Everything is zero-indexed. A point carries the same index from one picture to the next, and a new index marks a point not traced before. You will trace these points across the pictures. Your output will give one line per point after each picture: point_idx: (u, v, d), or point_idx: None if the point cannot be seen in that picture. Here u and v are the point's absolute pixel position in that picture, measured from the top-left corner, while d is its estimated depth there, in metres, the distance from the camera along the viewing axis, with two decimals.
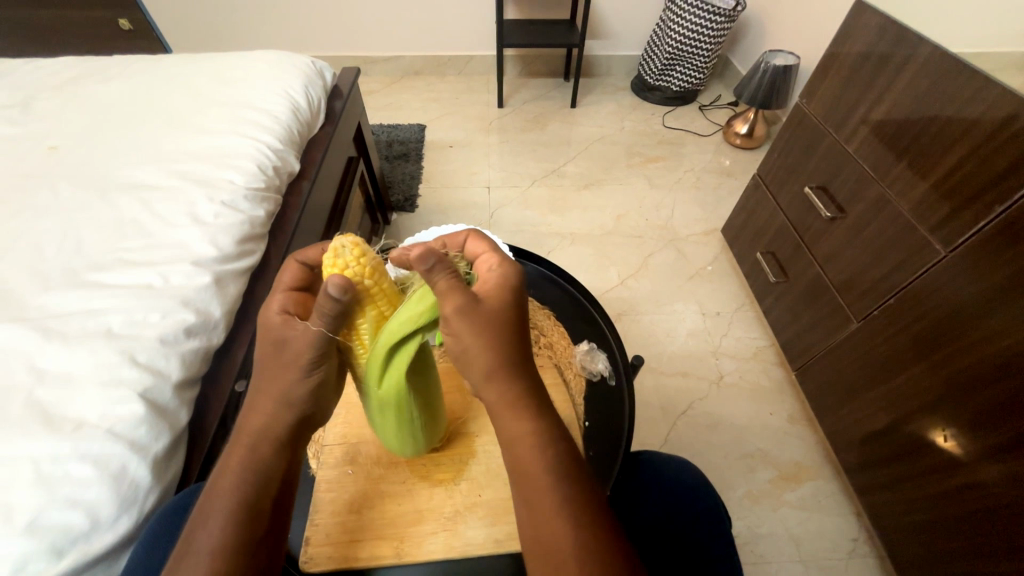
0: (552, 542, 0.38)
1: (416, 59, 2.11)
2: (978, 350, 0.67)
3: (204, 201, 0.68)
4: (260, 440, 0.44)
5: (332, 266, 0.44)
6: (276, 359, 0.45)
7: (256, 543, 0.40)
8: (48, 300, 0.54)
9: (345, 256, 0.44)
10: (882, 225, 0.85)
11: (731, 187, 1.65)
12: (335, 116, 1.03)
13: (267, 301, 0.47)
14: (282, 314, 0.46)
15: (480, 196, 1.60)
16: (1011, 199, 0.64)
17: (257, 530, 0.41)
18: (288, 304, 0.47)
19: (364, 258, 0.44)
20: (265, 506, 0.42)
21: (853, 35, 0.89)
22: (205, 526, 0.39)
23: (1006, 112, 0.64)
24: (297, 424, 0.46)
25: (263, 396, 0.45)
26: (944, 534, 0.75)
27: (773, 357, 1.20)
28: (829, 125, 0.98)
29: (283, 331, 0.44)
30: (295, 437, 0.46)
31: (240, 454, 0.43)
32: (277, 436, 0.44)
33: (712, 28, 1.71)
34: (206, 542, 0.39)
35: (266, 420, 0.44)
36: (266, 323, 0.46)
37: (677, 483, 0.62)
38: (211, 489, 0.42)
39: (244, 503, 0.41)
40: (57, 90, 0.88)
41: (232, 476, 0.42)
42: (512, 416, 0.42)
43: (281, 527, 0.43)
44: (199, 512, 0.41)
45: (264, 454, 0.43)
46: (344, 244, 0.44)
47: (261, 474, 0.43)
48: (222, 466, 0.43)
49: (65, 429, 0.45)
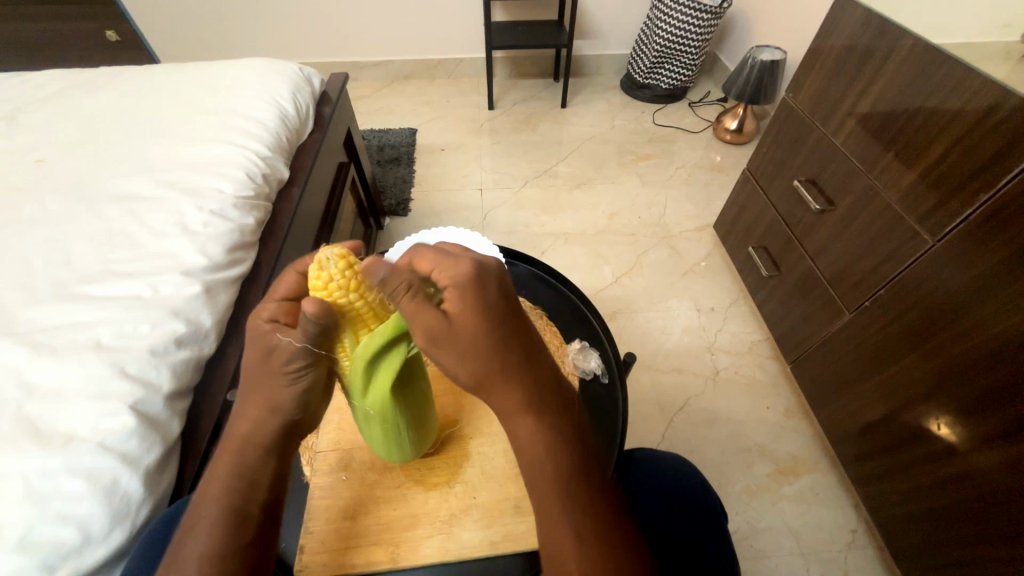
0: (561, 552, 0.38)
1: (405, 63, 2.12)
2: (968, 338, 0.68)
3: (193, 211, 0.67)
4: (245, 447, 0.44)
5: (318, 279, 0.42)
6: (261, 365, 0.44)
7: (245, 548, 0.40)
8: (37, 313, 0.54)
9: (330, 270, 0.42)
10: (870, 216, 0.86)
11: (722, 183, 1.66)
12: (325, 122, 1.03)
13: (256, 308, 0.46)
14: (270, 322, 0.44)
15: (473, 198, 1.60)
16: (996, 187, 0.64)
17: (245, 534, 0.41)
18: (280, 312, 0.46)
19: (350, 272, 0.42)
20: (252, 510, 0.42)
21: (837, 29, 0.89)
22: (193, 533, 0.40)
23: (989, 101, 0.65)
24: (286, 427, 0.46)
25: (246, 404, 0.45)
26: (941, 521, 0.76)
27: (768, 350, 1.20)
28: (814, 118, 0.98)
29: (266, 339, 0.44)
30: (283, 442, 0.46)
31: (225, 461, 0.43)
32: (261, 443, 0.44)
33: (699, 25, 1.72)
34: (194, 547, 0.39)
35: (248, 427, 0.44)
36: (253, 330, 0.45)
37: (672, 486, 0.63)
38: (197, 497, 0.42)
39: (230, 509, 0.41)
40: (44, 102, 0.87)
41: (218, 483, 0.42)
42: (524, 422, 0.40)
43: (270, 533, 0.43)
44: (186, 520, 0.41)
45: (252, 460, 0.43)
46: (329, 256, 0.42)
47: (248, 479, 0.43)
48: (206, 475, 0.43)
49: (55, 443, 0.45)
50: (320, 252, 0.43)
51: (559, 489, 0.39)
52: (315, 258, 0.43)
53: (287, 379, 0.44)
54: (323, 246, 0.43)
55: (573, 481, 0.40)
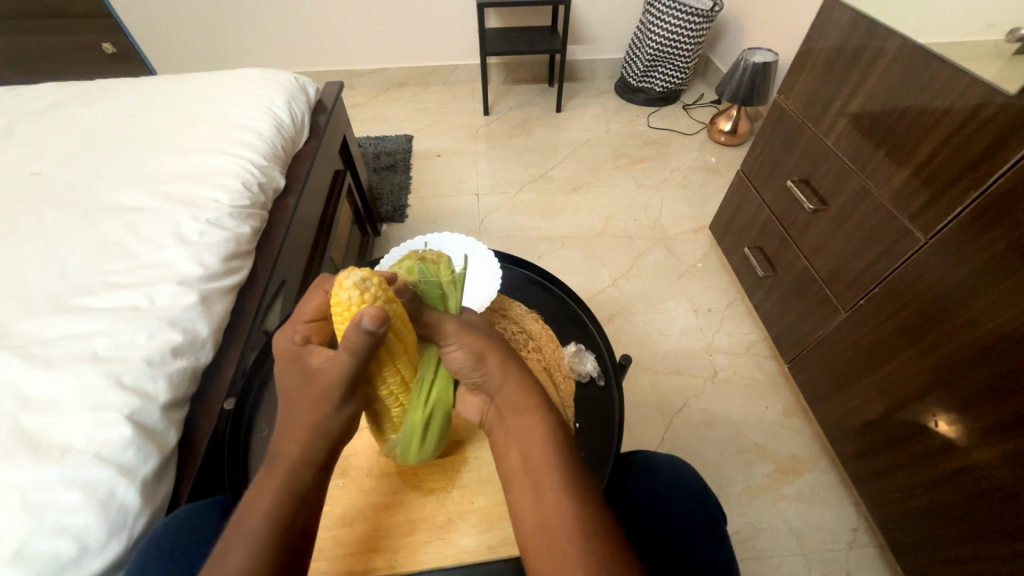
0: (548, 510, 0.43)
1: (401, 71, 2.13)
2: (964, 333, 0.68)
3: (189, 221, 0.68)
4: (297, 464, 0.47)
5: (359, 299, 0.45)
6: (301, 388, 0.49)
7: (285, 564, 0.42)
8: (33, 326, 0.54)
9: (365, 289, 0.45)
10: (863, 215, 0.86)
11: (717, 184, 1.67)
12: (320, 130, 1.04)
13: (287, 329, 0.52)
14: (304, 344, 0.51)
15: (470, 204, 1.60)
16: (985, 184, 0.65)
17: (286, 550, 0.42)
18: (310, 334, 0.53)
19: (383, 287, 0.47)
20: (297, 525, 0.44)
21: (825, 32, 0.90)
22: (238, 543, 0.41)
23: (976, 100, 0.66)
24: (329, 447, 0.49)
25: (294, 421, 0.49)
26: (943, 517, 0.75)
27: (766, 350, 1.21)
28: (806, 119, 0.99)
29: (304, 359, 0.50)
30: (331, 458, 0.49)
31: (280, 475, 0.46)
32: (315, 459, 0.48)
33: (691, 29, 1.74)
34: (237, 559, 0.40)
35: (299, 446, 0.47)
36: (286, 354, 0.51)
37: (672, 490, 0.62)
38: (246, 507, 0.44)
39: (277, 523, 0.43)
40: (40, 116, 0.88)
41: (270, 497, 0.44)
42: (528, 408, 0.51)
43: (302, 550, 0.44)
44: (232, 530, 0.43)
45: (304, 477, 0.46)
46: (366, 277, 0.46)
47: (298, 495, 0.45)
48: (258, 488, 0.45)
49: (51, 455, 0.45)
50: (347, 278, 0.45)
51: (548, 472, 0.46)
52: (342, 284, 0.45)
53: (332, 408, 0.48)
54: (350, 270, 0.46)
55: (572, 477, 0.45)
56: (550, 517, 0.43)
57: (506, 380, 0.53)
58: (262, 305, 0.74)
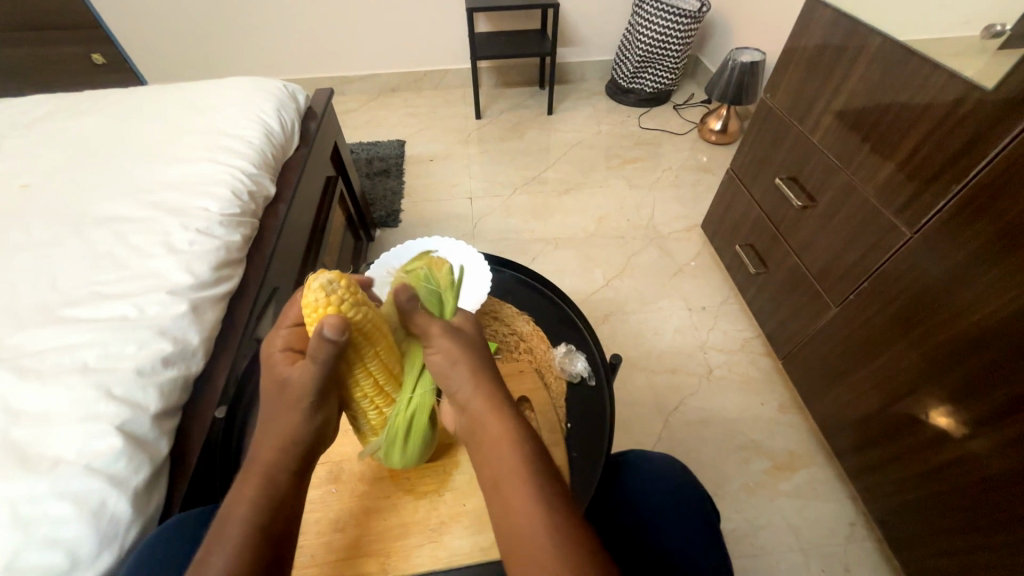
0: (520, 533, 0.42)
1: (392, 76, 2.14)
2: (952, 326, 0.69)
3: (178, 230, 0.68)
4: (270, 469, 0.47)
5: (324, 303, 0.45)
6: (275, 398, 0.50)
7: (264, 566, 0.43)
8: (22, 339, 0.54)
9: (331, 292, 0.46)
10: (851, 210, 0.87)
11: (709, 183, 1.68)
12: (310, 137, 1.04)
13: (272, 334, 0.54)
14: (285, 349, 0.52)
15: (463, 207, 1.61)
16: (966, 178, 0.66)
17: (264, 553, 0.43)
18: (291, 338, 0.53)
19: (351, 290, 0.47)
20: (276, 528, 0.45)
21: (808, 31, 0.91)
22: (218, 548, 0.42)
23: (956, 94, 0.66)
24: (303, 454, 0.50)
25: (266, 433, 0.50)
26: (938, 511, 0.76)
27: (760, 347, 1.21)
28: (792, 116, 1.00)
29: (280, 366, 0.51)
30: (303, 464, 0.50)
31: (255, 480, 0.46)
32: (288, 463, 0.49)
33: (679, 31, 1.75)
34: (217, 564, 0.41)
35: (278, 451, 0.49)
36: (269, 357, 0.52)
37: (661, 485, 0.63)
38: (225, 514, 0.45)
39: (254, 527, 0.43)
40: (29, 128, 0.87)
41: (247, 503, 0.45)
42: (497, 421, 0.49)
43: (284, 552, 0.45)
44: (212, 537, 0.43)
45: (279, 481, 0.47)
46: (332, 280, 0.46)
47: (274, 500, 0.46)
48: (234, 494, 0.46)
49: (42, 468, 0.45)
50: (315, 280, 0.46)
51: (521, 492, 0.44)
52: (310, 285, 0.46)
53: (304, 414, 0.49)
54: (318, 272, 0.47)
55: (539, 485, 0.44)
56: (524, 539, 0.42)
57: (477, 392, 0.51)
58: (253, 313, 0.74)
